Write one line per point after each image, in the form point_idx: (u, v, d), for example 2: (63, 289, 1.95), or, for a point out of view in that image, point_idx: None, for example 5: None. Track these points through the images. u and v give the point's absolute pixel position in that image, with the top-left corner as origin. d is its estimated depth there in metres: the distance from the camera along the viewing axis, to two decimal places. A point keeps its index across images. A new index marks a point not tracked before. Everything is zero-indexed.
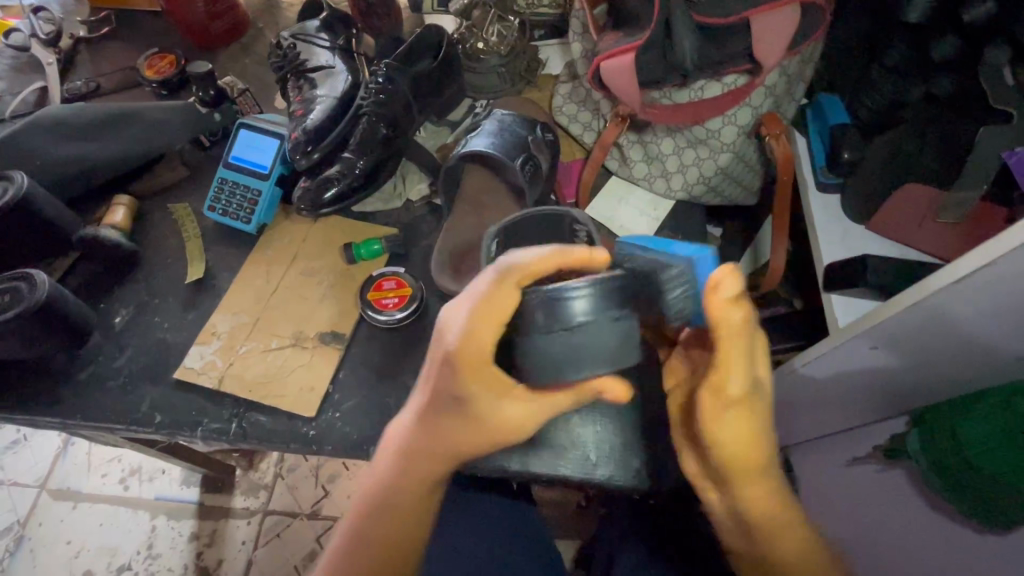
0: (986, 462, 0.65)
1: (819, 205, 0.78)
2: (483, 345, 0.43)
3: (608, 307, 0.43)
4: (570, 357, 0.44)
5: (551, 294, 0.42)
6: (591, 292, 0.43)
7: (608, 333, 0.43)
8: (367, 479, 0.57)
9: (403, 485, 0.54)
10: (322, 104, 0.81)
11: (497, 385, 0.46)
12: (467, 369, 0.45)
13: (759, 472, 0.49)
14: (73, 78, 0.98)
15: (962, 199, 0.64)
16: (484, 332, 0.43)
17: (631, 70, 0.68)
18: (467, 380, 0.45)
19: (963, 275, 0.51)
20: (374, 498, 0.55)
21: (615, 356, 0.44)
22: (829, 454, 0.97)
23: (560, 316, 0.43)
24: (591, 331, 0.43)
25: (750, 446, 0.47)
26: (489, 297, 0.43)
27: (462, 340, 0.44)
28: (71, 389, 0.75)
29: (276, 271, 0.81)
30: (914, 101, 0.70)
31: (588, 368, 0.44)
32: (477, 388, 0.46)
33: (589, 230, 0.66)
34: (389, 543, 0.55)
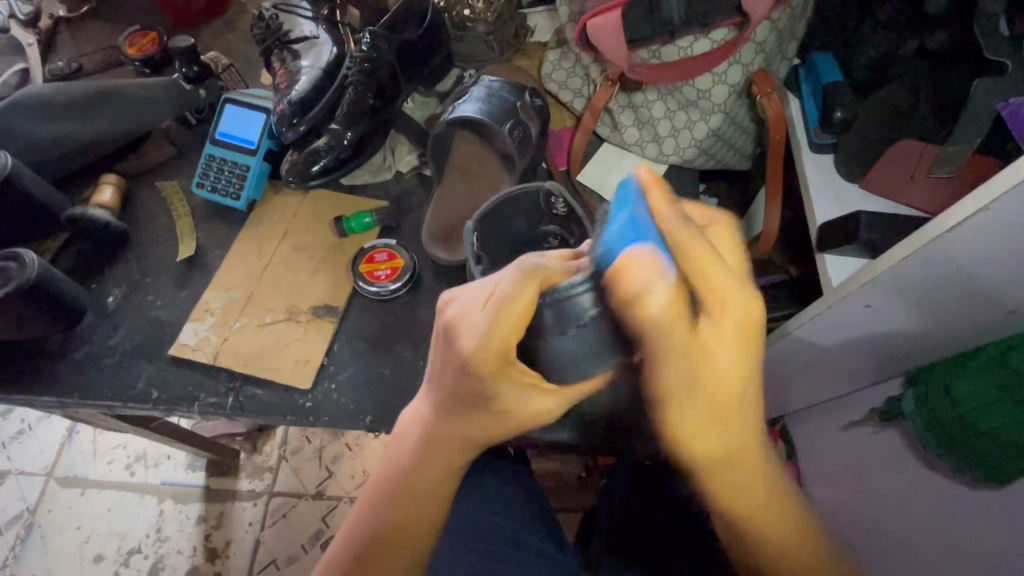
0: (980, 417, 0.65)
1: (813, 166, 0.76)
2: (509, 344, 0.44)
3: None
4: (589, 350, 0.45)
5: (563, 294, 0.43)
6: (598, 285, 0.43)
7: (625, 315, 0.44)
8: (386, 464, 0.57)
9: (423, 468, 0.54)
10: (307, 75, 0.78)
11: (521, 382, 0.47)
12: (489, 371, 0.45)
13: (724, 459, 0.50)
14: (55, 59, 0.97)
15: (956, 153, 0.63)
16: (506, 335, 0.43)
17: (617, 25, 0.67)
18: (493, 378, 0.46)
19: (957, 223, 0.51)
20: (393, 479, 0.55)
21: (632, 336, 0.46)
22: (825, 421, 0.98)
23: (573, 313, 0.44)
24: (603, 322, 0.43)
25: (702, 434, 0.48)
26: (513, 297, 0.43)
27: (485, 342, 0.44)
28: (67, 369, 0.75)
29: (267, 247, 0.80)
30: (905, 56, 0.69)
31: (604, 357, 0.45)
32: (502, 386, 0.47)
33: (568, 198, 0.68)
34: (410, 528, 0.55)
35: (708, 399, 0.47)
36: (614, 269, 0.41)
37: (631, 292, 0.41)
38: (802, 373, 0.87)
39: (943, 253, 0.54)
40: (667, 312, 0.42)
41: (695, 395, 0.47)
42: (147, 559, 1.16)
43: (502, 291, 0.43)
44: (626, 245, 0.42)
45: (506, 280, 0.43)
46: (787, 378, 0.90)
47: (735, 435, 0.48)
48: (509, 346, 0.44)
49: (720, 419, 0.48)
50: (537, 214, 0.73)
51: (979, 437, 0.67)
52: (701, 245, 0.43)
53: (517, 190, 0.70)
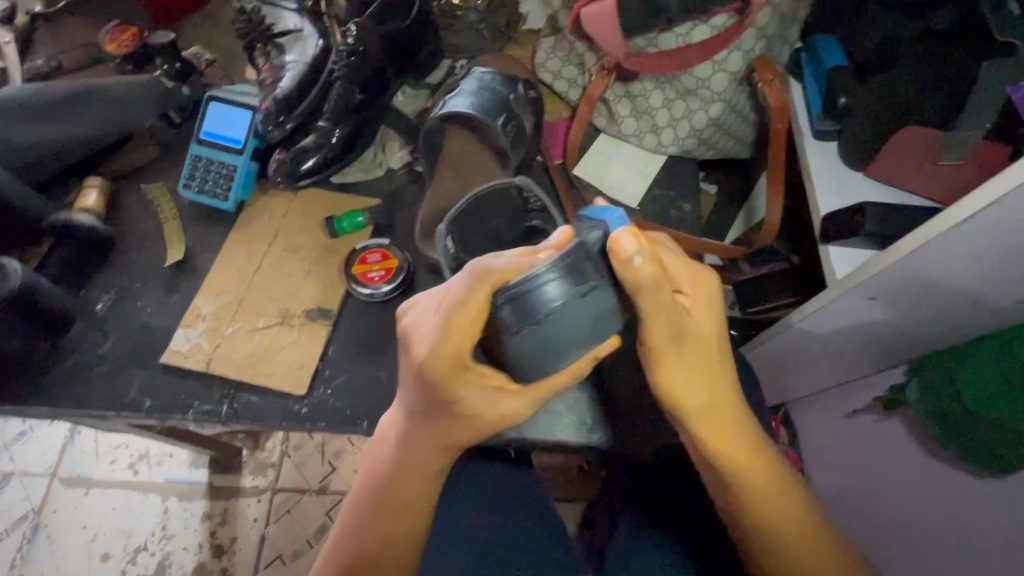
0: (989, 406, 0.64)
1: (816, 154, 0.74)
2: (462, 347, 0.44)
3: (580, 282, 0.42)
4: (549, 349, 0.43)
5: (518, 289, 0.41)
6: (558, 275, 0.41)
7: (596, 306, 0.43)
8: (367, 474, 0.56)
9: (399, 478, 0.54)
10: (292, 70, 0.75)
11: (483, 383, 0.47)
12: (448, 373, 0.46)
13: (714, 413, 0.50)
14: (33, 57, 0.94)
15: (965, 138, 0.61)
16: (460, 334, 0.44)
17: (610, 13, 0.65)
18: (452, 382, 0.47)
19: (967, 217, 0.49)
20: (374, 491, 0.54)
21: (601, 332, 0.44)
22: (830, 407, 0.99)
23: (532, 309, 0.42)
24: (565, 314, 0.42)
25: (695, 389, 0.48)
26: (462, 302, 0.43)
27: (440, 346, 0.45)
28: (58, 378, 0.74)
29: (258, 249, 0.79)
30: (909, 36, 0.66)
31: (566, 356, 0.44)
32: (466, 389, 0.47)
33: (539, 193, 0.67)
34: (397, 532, 0.54)
35: (695, 346, 0.48)
36: (614, 240, 0.42)
37: (632, 266, 0.41)
38: (801, 364, 0.86)
39: (954, 244, 0.52)
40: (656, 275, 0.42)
41: (682, 350, 0.47)
42: (153, 556, 1.16)
43: (452, 295, 0.44)
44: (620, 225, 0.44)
45: (456, 283, 0.43)
46: (787, 367, 0.89)
47: (719, 381, 0.50)
48: (463, 348, 0.45)
49: (705, 374, 0.49)
50: (522, 212, 0.71)
51: (983, 429, 0.66)
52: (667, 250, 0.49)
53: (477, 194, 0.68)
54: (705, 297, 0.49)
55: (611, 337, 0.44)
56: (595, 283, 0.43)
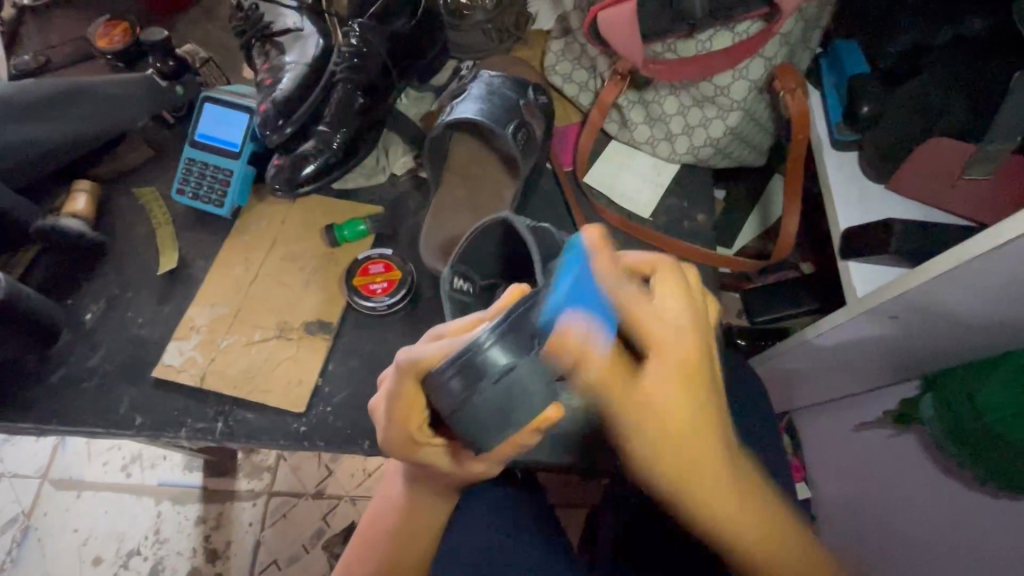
0: (1012, 427, 0.58)
1: (834, 165, 0.71)
2: (406, 427, 0.44)
3: (506, 356, 0.38)
4: (488, 430, 0.40)
5: (438, 379, 0.39)
6: (479, 355, 0.38)
7: (529, 376, 0.39)
8: (379, 504, 0.57)
9: (418, 509, 0.55)
10: (291, 72, 0.72)
11: (443, 448, 0.47)
12: (404, 446, 0.46)
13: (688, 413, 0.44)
14: (21, 51, 0.90)
15: (996, 152, 0.57)
16: (406, 415, 0.44)
17: (632, 18, 0.62)
18: (414, 451, 0.46)
19: (1005, 241, 0.45)
20: (392, 521, 0.55)
21: (538, 399, 0.40)
22: (839, 416, 0.90)
23: (462, 392, 0.39)
24: (492, 397, 0.39)
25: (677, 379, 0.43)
26: (397, 389, 0.42)
27: (392, 424, 0.45)
28: (44, 392, 0.71)
29: (255, 258, 0.76)
30: (939, 43, 0.63)
31: (507, 432, 0.41)
32: (427, 456, 0.47)
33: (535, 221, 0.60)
34: (397, 560, 0.54)
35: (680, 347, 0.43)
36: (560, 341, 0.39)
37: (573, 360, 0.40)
38: (812, 382, 0.83)
39: (991, 269, 0.49)
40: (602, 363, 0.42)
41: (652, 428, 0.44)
42: (146, 561, 1.13)
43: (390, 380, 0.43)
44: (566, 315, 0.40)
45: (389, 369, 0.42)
46: (792, 382, 0.86)
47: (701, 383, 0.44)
48: (409, 427, 0.44)
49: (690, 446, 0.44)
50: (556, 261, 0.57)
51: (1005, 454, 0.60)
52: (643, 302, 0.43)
53: (472, 233, 0.60)
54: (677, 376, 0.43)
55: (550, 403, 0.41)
56: (523, 356, 0.39)
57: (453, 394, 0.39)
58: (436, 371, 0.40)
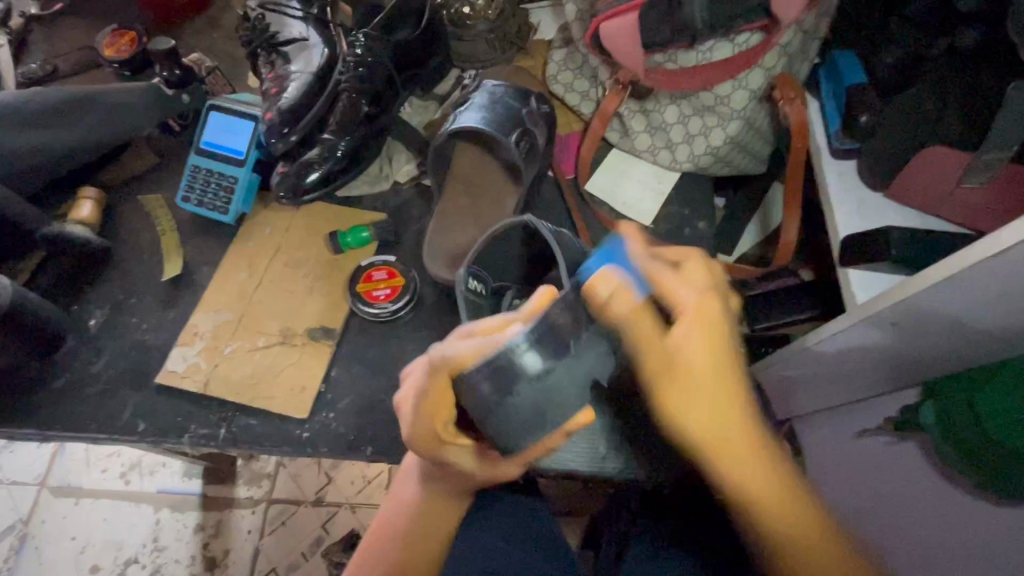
0: (1007, 431, 0.58)
1: (833, 173, 0.72)
2: (436, 427, 0.44)
3: (541, 360, 0.39)
4: (521, 431, 0.41)
5: (473, 379, 0.39)
6: (517, 355, 0.39)
7: (563, 380, 0.40)
8: (386, 508, 0.57)
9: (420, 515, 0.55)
10: (298, 81, 0.73)
11: (470, 447, 0.47)
12: (431, 445, 0.46)
13: (711, 432, 0.43)
14: (28, 60, 0.91)
15: (993, 160, 0.58)
16: (435, 415, 0.44)
17: (631, 27, 0.63)
18: (440, 450, 0.46)
19: (1002, 251, 0.46)
20: (395, 527, 0.55)
21: (571, 403, 0.42)
22: (837, 426, 0.87)
23: (498, 390, 0.40)
24: (527, 398, 0.40)
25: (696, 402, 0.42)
26: (430, 387, 0.42)
27: (419, 423, 0.44)
28: (48, 398, 0.71)
29: (259, 265, 0.76)
30: (935, 54, 0.63)
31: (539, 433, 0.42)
32: (452, 455, 0.47)
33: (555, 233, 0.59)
34: (406, 563, 0.54)
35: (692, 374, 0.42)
36: (591, 286, 0.41)
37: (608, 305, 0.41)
38: (812, 389, 0.84)
39: (987, 277, 0.49)
40: (635, 313, 0.41)
41: (687, 399, 0.42)
42: (144, 569, 1.13)
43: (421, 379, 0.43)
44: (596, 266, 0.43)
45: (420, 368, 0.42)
46: (794, 389, 0.86)
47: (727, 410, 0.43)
48: (437, 426, 0.44)
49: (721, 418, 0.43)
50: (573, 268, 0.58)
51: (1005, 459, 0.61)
52: (679, 284, 0.42)
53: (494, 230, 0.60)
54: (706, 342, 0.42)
55: (581, 409, 0.42)
56: (558, 359, 0.40)
57: (485, 395, 0.40)
58: (471, 372, 0.40)
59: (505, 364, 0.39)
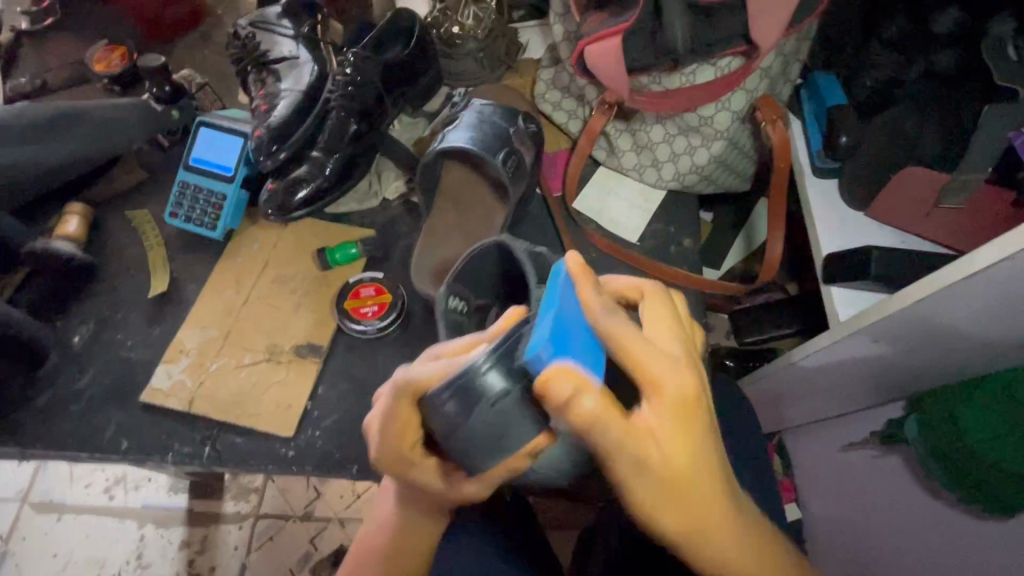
0: (989, 448, 0.59)
1: (817, 192, 0.73)
2: (401, 446, 0.45)
3: (503, 380, 0.39)
4: (480, 452, 0.40)
5: (430, 400, 0.40)
6: (470, 379, 0.38)
7: (525, 402, 0.39)
8: (368, 527, 0.57)
9: (402, 536, 0.55)
10: (287, 98, 0.74)
11: (437, 467, 0.47)
12: (398, 465, 0.46)
13: (678, 507, 0.42)
14: (18, 73, 0.91)
15: (966, 181, 0.60)
16: (400, 434, 0.45)
17: (616, 53, 0.63)
18: (407, 471, 0.47)
19: (976, 272, 0.47)
20: (379, 549, 0.55)
21: (529, 425, 0.40)
22: (823, 440, 0.90)
23: (456, 412, 0.39)
24: (481, 420, 0.39)
25: (663, 490, 0.42)
26: (393, 407, 0.44)
27: (385, 443, 0.45)
28: (29, 416, 0.70)
29: (246, 281, 0.76)
30: (912, 77, 0.64)
31: (499, 453, 0.41)
32: (419, 475, 0.47)
33: (528, 250, 0.59)
34: None
35: (650, 459, 0.40)
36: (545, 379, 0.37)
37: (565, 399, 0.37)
38: (797, 403, 0.84)
39: (964, 297, 0.50)
40: (598, 407, 0.38)
41: (649, 475, 0.41)
42: None
43: (386, 399, 0.44)
44: (552, 353, 0.37)
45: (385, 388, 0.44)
46: (782, 403, 0.86)
47: (692, 484, 0.42)
48: (403, 444, 0.46)
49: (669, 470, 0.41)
50: None
51: (985, 475, 0.61)
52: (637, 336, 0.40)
53: (471, 252, 0.62)
54: (672, 417, 0.41)
55: (543, 429, 0.40)
56: (517, 382, 0.39)
57: (448, 415, 0.40)
58: (430, 393, 0.41)
59: (460, 386, 0.39)
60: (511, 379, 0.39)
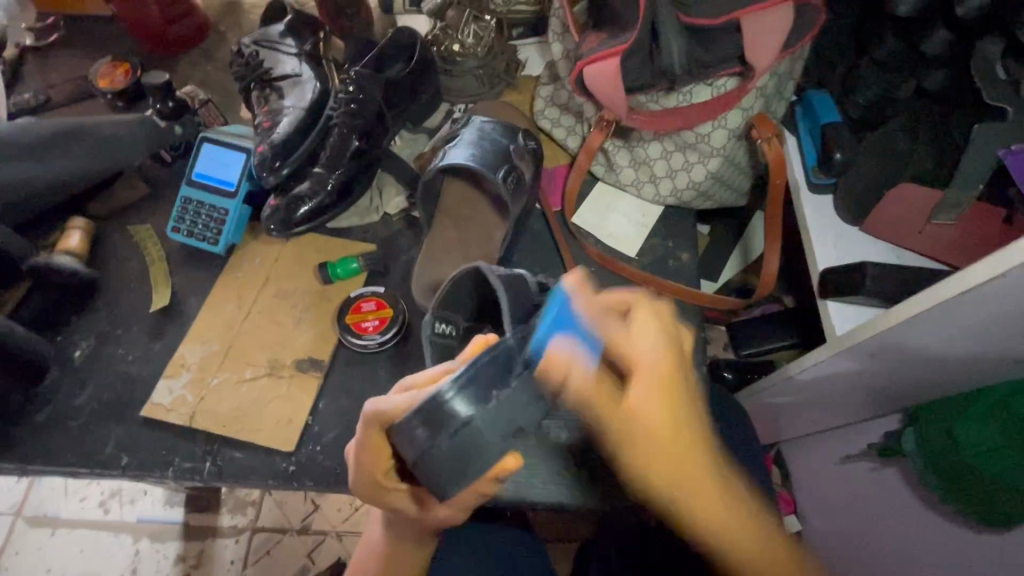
0: (989, 462, 0.59)
1: (812, 208, 0.73)
2: (377, 475, 0.46)
3: (466, 408, 0.39)
4: (448, 480, 0.41)
5: (398, 432, 0.40)
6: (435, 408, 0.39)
7: (488, 429, 0.39)
8: (368, 542, 0.57)
9: (402, 553, 0.55)
10: (290, 116, 0.75)
11: (410, 493, 0.49)
12: (377, 493, 0.48)
13: (685, 487, 0.42)
14: (22, 89, 0.92)
15: (961, 198, 0.61)
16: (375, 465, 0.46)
17: (615, 73, 0.65)
18: (386, 498, 0.48)
19: (968, 289, 0.48)
20: (381, 564, 0.55)
21: (495, 452, 0.40)
22: (827, 447, 0.90)
23: (424, 441, 0.40)
24: (448, 448, 0.39)
25: (669, 478, 0.42)
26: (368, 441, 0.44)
27: (363, 474, 0.47)
28: (28, 431, 0.70)
29: (247, 296, 0.76)
30: (903, 96, 0.68)
31: (469, 478, 0.41)
32: (394, 501, 0.48)
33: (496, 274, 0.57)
34: None
35: (649, 444, 0.41)
36: (545, 356, 0.40)
37: (563, 373, 0.40)
38: (796, 416, 0.85)
39: (957, 313, 0.51)
40: (586, 383, 0.41)
41: (649, 457, 0.41)
42: None
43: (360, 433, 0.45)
44: (552, 335, 0.42)
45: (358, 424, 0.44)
46: (781, 417, 0.86)
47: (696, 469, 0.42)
48: (378, 471, 0.47)
49: (685, 448, 0.42)
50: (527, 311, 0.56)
51: (984, 489, 0.61)
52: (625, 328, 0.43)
53: (454, 277, 0.62)
54: (657, 397, 0.41)
55: (506, 454, 0.41)
56: (480, 408, 0.39)
57: (416, 442, 0.40)
58: (400, 424, 0.41)
59: (426, 416, 0.39)
60: (473, 406, 0.39)
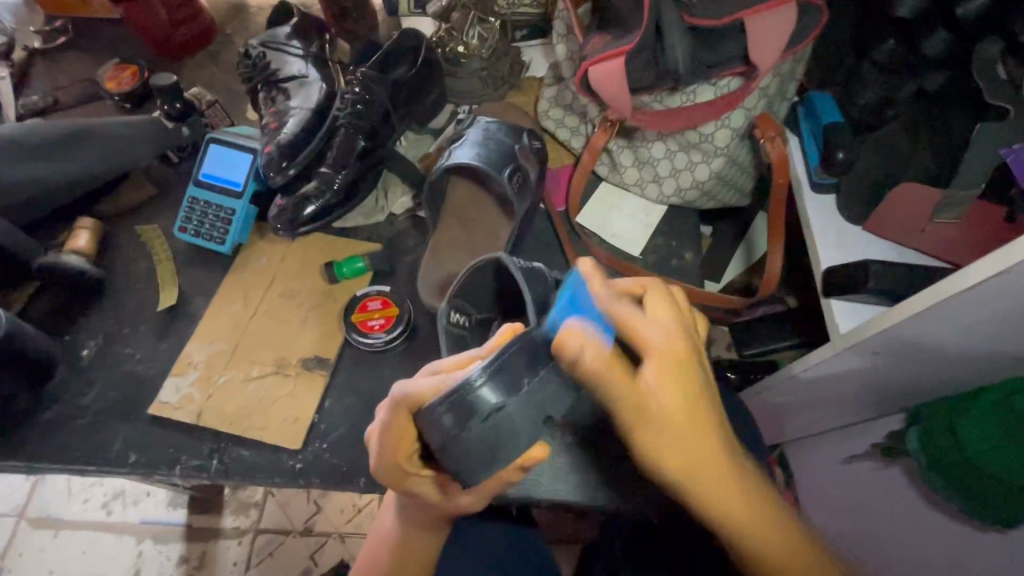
0: (991, 458, 0.59)
1: (814, 206, 0.74)
2: (396, 462, 0.46)
3: (496, 395, 0.40)
4: (474, 464, 0.42)
5: (425, 417, 0.40)
6: (466, 394, 0.39)
7: (516, 415, 0.40)
8: (375, 538, 0.57)
9: (409, 549, 0.55)
10: (296, 116, 0.76)
11: (433, 479, 0.49)
12: (394, 480, 0.47)
13: (693, 462, 0.42)
14: (30, 92, 0.93)
15: (962, 198, 0.62)
16: (395, 451, 0.45)
17: (620, 74, 0.65)
18: (404, 484, 0.48)
19: (971, 285, 0.48)
20: (389, 560, 0.55)
21: (522, 439, 0.42)
22: (826, 452, 0.89)
23: (450, 426, 0.40)
24: (476, 434, 0.40)
25: (673, 451, 0.42)
26: (391, 424, 0.44)
27: (381, 460, 0.46)
28: (36, 430, 0.71)
29: (253, 296, 0.77)
30: (904, 97, 0.67)
31: (494, 464, 0.42)
32: (414, 485, 0.48)
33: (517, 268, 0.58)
34: None
35: (659, 420, 0.41)
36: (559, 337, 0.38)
37: (581, 364, 0.38)
38: (799, 416, 0.85)
39: (962, 310, 0.51)
40: (604, 365, 0.38)
41: (659, 429, 0.41)
42: None
43: (382, 416, 0.44)
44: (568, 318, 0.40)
45: (380, 408, 0.44)
46: (783, 416, 0.87)
47: (707, 433, 0.43)
48: (398, 457, 0.46)
49: (695, 424, 0.42)
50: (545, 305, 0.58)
51: (985, 485, 0.62)
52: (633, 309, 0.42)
53: (469, 270, 0.62)
54: (668, 370, 0.41)
55: (534, 444, 0.43)
56: (511, 395, 0.40)
57: (442, 428, 0.40)
58: (427, 408, 0.41)
59: (456, 401, 0.39)
60: (504, 392, 0.40)
